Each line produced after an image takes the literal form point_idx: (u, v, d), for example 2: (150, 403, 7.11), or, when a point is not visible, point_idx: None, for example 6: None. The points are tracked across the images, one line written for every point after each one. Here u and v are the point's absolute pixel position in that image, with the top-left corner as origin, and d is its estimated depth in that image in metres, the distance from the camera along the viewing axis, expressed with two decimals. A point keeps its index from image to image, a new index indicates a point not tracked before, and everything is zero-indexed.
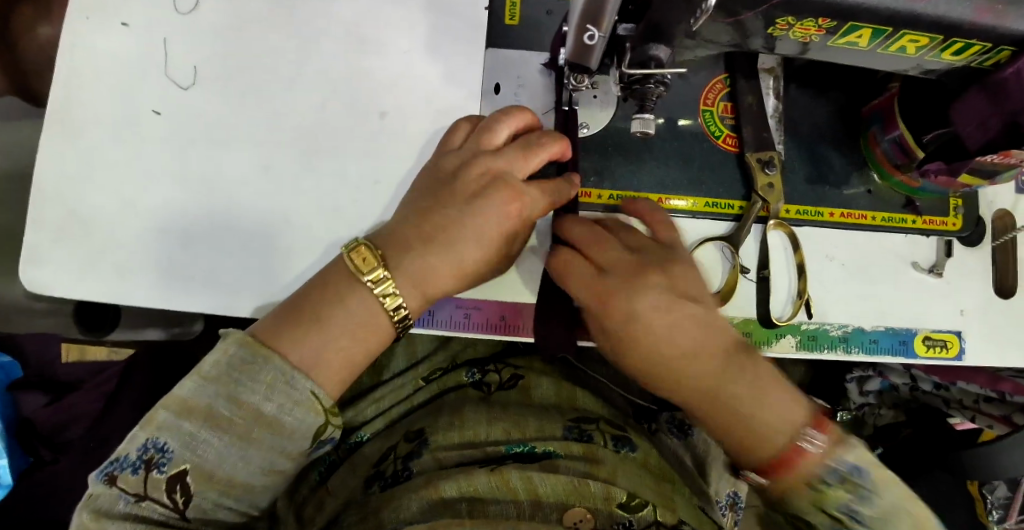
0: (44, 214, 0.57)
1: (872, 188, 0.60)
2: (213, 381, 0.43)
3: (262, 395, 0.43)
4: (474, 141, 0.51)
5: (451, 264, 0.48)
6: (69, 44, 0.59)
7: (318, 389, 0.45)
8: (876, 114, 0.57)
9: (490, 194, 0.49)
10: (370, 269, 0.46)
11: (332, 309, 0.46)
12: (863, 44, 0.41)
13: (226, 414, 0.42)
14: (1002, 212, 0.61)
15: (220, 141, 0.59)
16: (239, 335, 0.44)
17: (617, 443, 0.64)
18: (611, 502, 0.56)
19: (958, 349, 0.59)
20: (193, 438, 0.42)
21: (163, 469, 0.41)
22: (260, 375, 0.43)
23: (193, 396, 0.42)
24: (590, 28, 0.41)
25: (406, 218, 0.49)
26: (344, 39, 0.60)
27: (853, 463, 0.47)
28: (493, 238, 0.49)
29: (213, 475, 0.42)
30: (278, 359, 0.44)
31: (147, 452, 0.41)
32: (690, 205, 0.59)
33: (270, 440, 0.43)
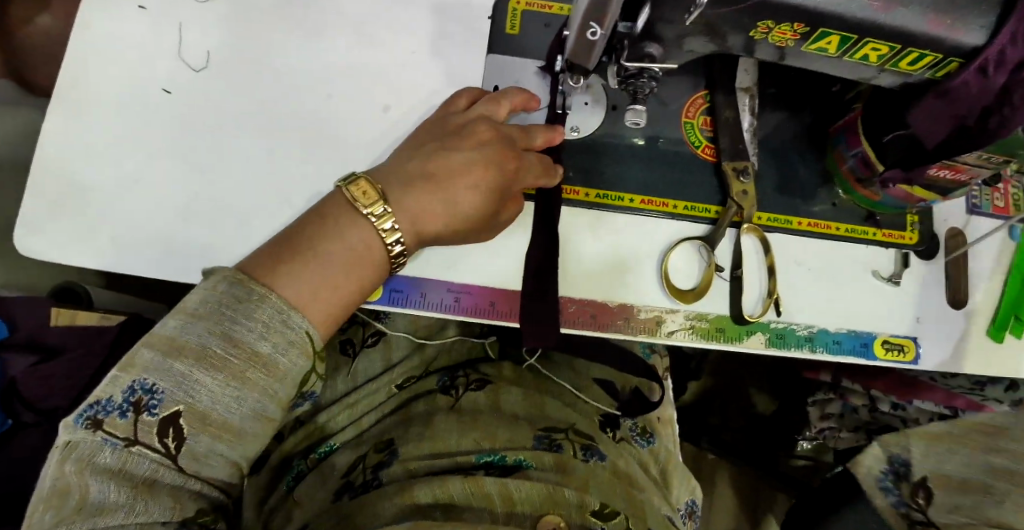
0: (44, 183, 0.59)
1: (837, 201, 0.65)
2: (205, 318, 0.44)
3: (256, 333, 0.45)
4: (484, 105, 0.58)
5: (446, 207, 0.53)
6: (86, 23, 0.61)
7: (312, 328, 0.47)
8: (842, 133, 0.62)
9: (494, 148, 0.55)
10: (370, 202, 0.50)
11: (331, 241, 0.49)
12: (832, 51, 0.46)
13: (220, 352, 0.44)
14: (954, 231, 0.66)
15: (227, 122, 0.61)
16: (229, 275, 0.46)
17: (588, 454, 0.66)
18: (585, 508, 0.57)
19: (914, 353, 0.63)
20: (186, 378, 0.43)
21: (154, 411, 0.42)
22: (255, 314, 0.45)
23: (183, 337, 0.43)
24: (593, 25, 0.45)
25: (412, 165, 0.54)
26: (352, 36, 0.64)
27: None
28: (489, 191, 0.54)
29: (205, 417, 0.43)
30: (274, 296, 0.46)
31: (135, 394, 0.42)
32: (670, 208, 0.63)
33: (263, 381, 0.45)
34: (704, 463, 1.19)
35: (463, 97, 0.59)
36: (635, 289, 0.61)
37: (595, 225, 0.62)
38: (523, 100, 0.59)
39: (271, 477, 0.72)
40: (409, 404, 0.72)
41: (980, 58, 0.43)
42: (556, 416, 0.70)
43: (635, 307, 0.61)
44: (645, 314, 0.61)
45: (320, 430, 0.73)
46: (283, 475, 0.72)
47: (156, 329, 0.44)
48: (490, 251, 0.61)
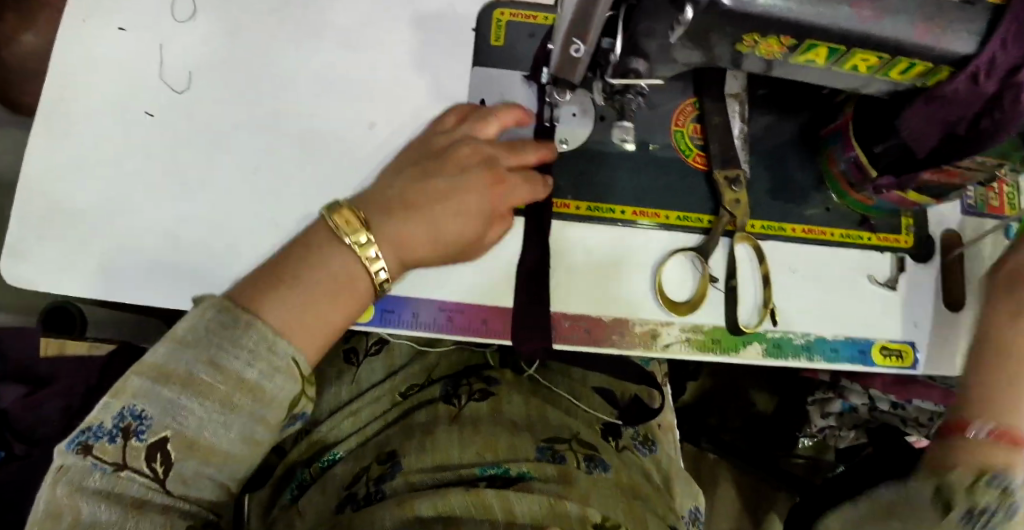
0: (26, 210, 0.57)
1: (831, 206, 0.64)
2: (192, 345, 0.43)
3: (243, 359, 0.44)
4: (472, 125, 0.57)
5: (430, 233, 0.52)
6: (65, 46, 0.60)
7: (298, 355, 0.46)
8: (835, 135, 0.61)
9: (476, 170, 0.55)
10: (353, 230, 0.49)
11: (314, 270, 0.48)
12: (820, 62, 0.45)
13: (206, 379, 0.43)
14: (949, 232, 0.66)
15: (210, 144, 0.60)
16: (215, 301, 0.45)
17: (590, 464, 0.64)
18: (587, 521, 0.55)
19: (912, 358, 0.63)
20: (174, 404, 0.42)
21: (142, 437, 0.41)
22: (241, 340, 0.44)
23: (170, 363, 0.42)
24: (576, 42, 0.44)
25: (396, 188, 0.53)
26: (335, 53, 0.63)
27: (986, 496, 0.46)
28: (473, 215, 0.54)
29: (194, 442, 0.42)
30: (260, 324, 0.45)
31: (124, 420, 0.41)
32: (661, 219, 0.62)
33: (251, 406, 0.44)
34: (704, 464, 1.18)
35: (451, 115, 0.59)
36: (628, 302, 0.60)
37: (586, 238, 0.61)
38: (518, 116, 0.59)
39: (273, 489, 0.71)
40: (410, 414, 0.71)
41: (972, 64, 0.42)
42: (558, 425, 0.69)
43: (630, 320, 0.60)
44: (639, 327, 0.60)
45: (317, 444, 0.71)
46: (286, 485, 0.70)
47: (145, 355, 0.43)
48: (481, 267, 0.60)
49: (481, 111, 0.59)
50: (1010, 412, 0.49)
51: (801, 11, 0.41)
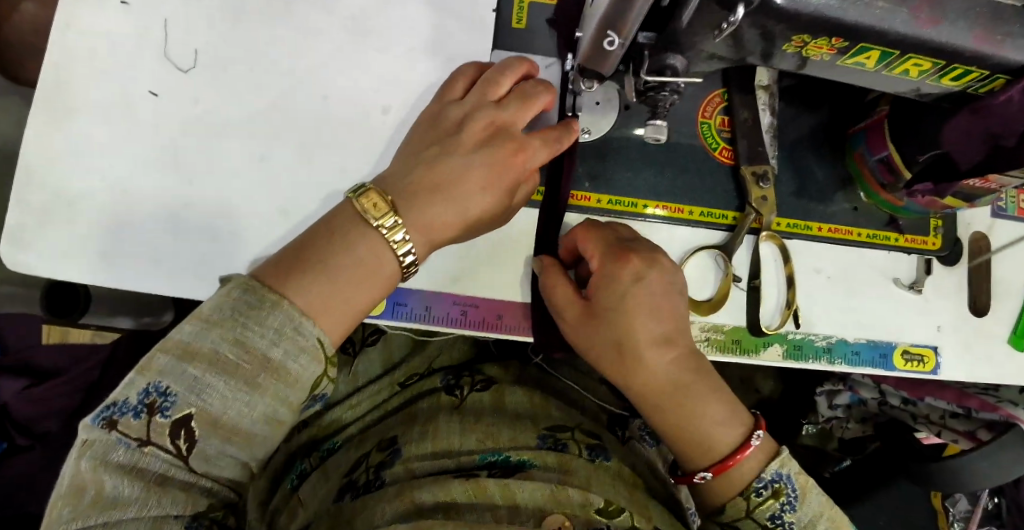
0: (28, 196, 0.55)
1: (858, 205, 0.62)
2: (217, 323, 0.42)
3: (269, 338, 0.42)
4: (479, 94, 0.54)
5: (454, 214, 0.50)
6: (62, 20, 0.57)
7: (324, 336, 0.45)
8: (861, 134, 0.60)
9: (494, 143, 0.51)
10: (381, 214, 0.47)
11: (339, 254, 0.46)
12: (869, 65, 0.43)
13: (231, 358, 0.41)
14: (978, 235, 0.64)
15: (218, 126, 0.58)
16: (242, 278, 0.44)
17: (592, 453, 0.61)
18: (589, 507, 0.53)
19: (934, 363, 0.61)
20: (199, 382, 0.41)
21: (167, 414, 0.40)
22: (267, 320, 0.43)
23: (196, 341, 0.41)
24: (610, 34, 0.42)
25: (415, 167, 0.51)
26: (348, 31, 0.60)
27: (777, 470, 0.51)
28: (496, 187, 0.52)
29: (217, 420, 0.41)
30: (287, 304, 0.43)
31: (150, 396, 0.40)
32: (685, 214, 0.60)
33: (274, 386, 0.42)
34: None
35: (459, 83, 0.56)
36: None
37: None
38: (526, 70, 0.56)
39: (272, 483, 0.70)
40: (413, 402, 0.69)
41: None
42: (560, 417, 0.67)
43: None
44: None
45: (326, 428, 0.71)
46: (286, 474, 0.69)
47: (172, 333, 0.42)
48: (498, 261, 0.59)
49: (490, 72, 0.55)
50: (711, 433, 0.52)
51: (856, 13, 0.38)
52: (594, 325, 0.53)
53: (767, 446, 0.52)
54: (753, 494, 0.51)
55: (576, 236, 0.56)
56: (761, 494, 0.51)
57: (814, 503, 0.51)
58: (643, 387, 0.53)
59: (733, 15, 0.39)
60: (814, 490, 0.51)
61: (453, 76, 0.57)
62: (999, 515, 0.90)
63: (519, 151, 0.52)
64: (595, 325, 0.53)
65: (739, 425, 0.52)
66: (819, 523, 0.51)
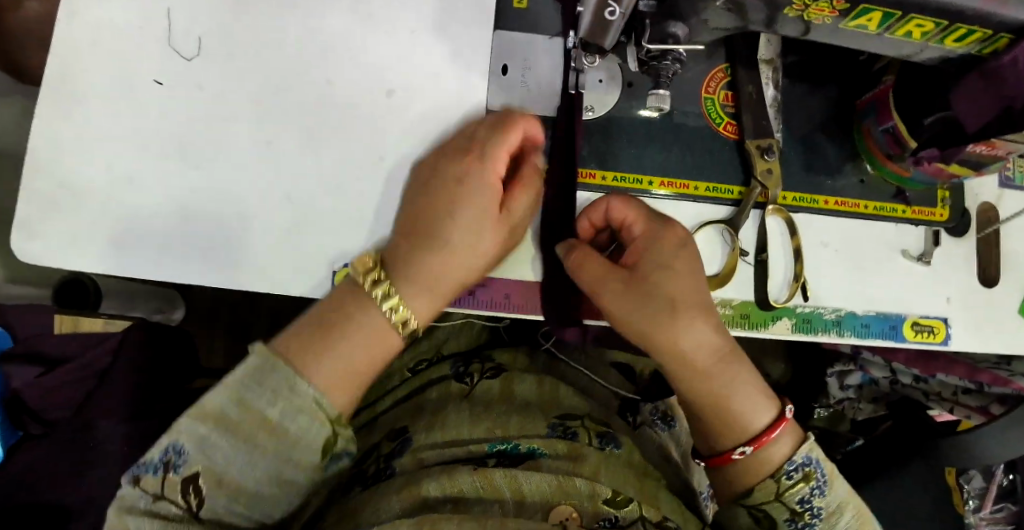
0: (37, 185, 0.56)
1: (865, 178, 0.62)
2: (223, 384, 0.45)
3: (266, 400, 0.45)
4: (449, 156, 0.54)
5: (444, 261, 0.51)
6: (67, 12, 0.58)
7: (322, 397, 0.46)
8: (871, 105, 0.59)
9: (476, 186, 0.51)
10: (373, 282, 0.49)
11: (337, 335, 0.48)
12: (872, 27, 0.43)
13: (234, 418, 0.44)
14: (986, 205, 0.64)
15: (224, 112, 0.58)
16: (257, 345, 0.46)
17: (602, 442, 0.61)
18: (596, 498, 0.53)
19: (944, 334, 0.61)
20: (206, 440, 0.44)
21: (179, 470, 0.44)
22: (267, 382, 0.45)
23: (208, 401, 0.45)
24: (611, 3, 0.42)
25: (404, 228, 0.53)
26: (349, 15, 0.60)
27: (807, 453, 0.52)
28: (485, 229, 0.52)
29: (221, 480, 0.45)
30: (283, 366, 0.45)
31: (166, 455, 0.44)
32: (691, 190, 0.60)
33: (274, 446, 0.45)
34: None
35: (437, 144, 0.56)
36: None
37: None
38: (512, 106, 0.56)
39: None
40: (423, 391, 0.69)
41: None
42: (570, 404, 0.66)
43: None
44: None
45: None
46: None
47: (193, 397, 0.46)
48: None
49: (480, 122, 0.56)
50: (748, 409, 0.53)
51: None
52: (639, 296, 0.51)
53: (795, 432, 0.54)
54: (784, 477, 0.52)
55: (609, 206, 0.55)
56: (792, 477, 0.52)
57: (841, 491, 0.53)
58: (677, 367, 0.53)
59: None
60: (841, 478, 0.53)
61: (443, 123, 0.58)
62: (1013, 492, 0.89)
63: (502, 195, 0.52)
64: (639, 296, 0.51)
65: (773, 401, 0.54)
66: (845, 510, 0.52)
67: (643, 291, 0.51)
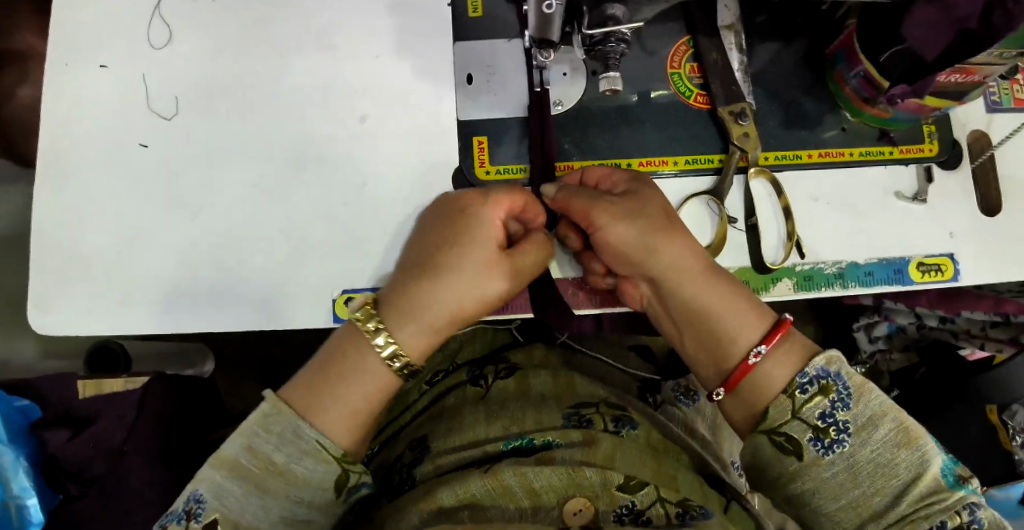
0: (43, 261, 0.59)
1: (847, 126, 0.62)
2: (237, 434, 0.47)
3: (273, 444, 0.47)
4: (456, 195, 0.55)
5: (450, 309, 0.51)
6: (51, 92, 0.61)
7: (324, 438, 0.47)
8: (839, 54, 0.59)
9: (468, 221, 0.53)
10: (367, 317, 0.51)
11: (345, 371, 0.49)
12: None
13: (246, 464, 0.47)
14: (977, 133, 0.63)
15: (208, 163, 0.60)
16: (265, 392, 0.48)
17: (617, 425, 0.62)
18: (610, 486, 0.54)
19: (953, 271, 0.60)
20: (221, 489, 0.46)
21: (199, 518, 0.46)
22: (274, 426, 0.47)
23: (223, 450, 0.47)
24: None
25: (404, 269, 0.53)
26: (312, 51, 0.62)
27: (822, 366, 0.48)
28: (497, 277, 0.52)
29: (239, 524, 0.46)
30: (289, 410, 0.47)
31: (187, 504, 0.46)
32: (671, 165, 0.60)
33: (286, 488, 0.47)
34: None
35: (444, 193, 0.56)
36: None
37: None
38: None
39: None
40: (442, 398, 0.70)
41: None
42: (585, 393, 0.67)
43: None
44: None
45: None
46: None
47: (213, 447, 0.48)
48: None
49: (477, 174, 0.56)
50: (746, 324, 0.51)
51: None
52: (629, 216, 0.52)
53: (803, 349, 0.50)
54: (797, 392, 0.48)
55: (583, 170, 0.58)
56: (807, 391, 0.48)
57: (873, 402, 0.47)
58: (664, 285, 0.53)
59: None
60: (871, 389, 0.47)
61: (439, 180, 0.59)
62: None
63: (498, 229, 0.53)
64: (631, 218, 0.52)
65: (773, 312, 0.52)
66: (879, 423, 0.46)
67: (630, 215, 0.53)
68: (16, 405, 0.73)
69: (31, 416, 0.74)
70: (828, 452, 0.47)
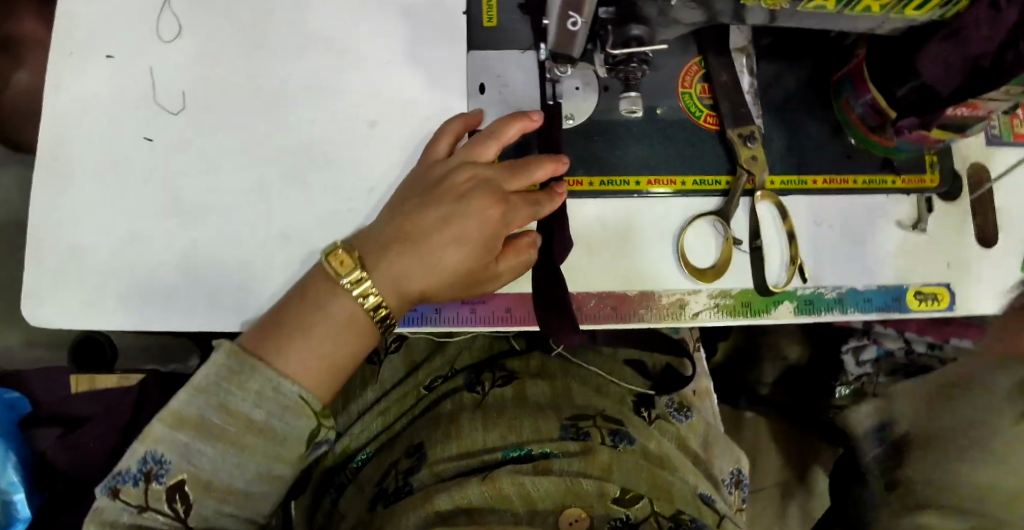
0: (43, 253, 0.58)
1: (851, 153, 0.62)
2: (206, 392, 0.45)
3: (251, 402, 0.46)
4: (466, 150, 0.56)
5: (425, 265, 0.51)
6: (54, 81, 0.60)
7: (306, 393, 0.48)
8: (847, 79, 0.59)
9: (473, 195, 0.53)
10: (347, 271, 0.50)
11: (313, 316, 0.49)
12: (830, 7, 0.44)
13: (217, 423, 0.45)
14: (976, 165, 0.64)
15: (213, 160, 0.60)
16: (226, 346, 0.47)
17: (615, 440, 0.62)
18: (606, 497, 0.55)
19: (948, 300, 0.61)
20: (189, 448, 0.45)
21: (162, 479, 0.44)
22: (248, 384, 0.46)
23: (183, 408, 0.45)
24: (572, 15, 0.42)
25: (391, 226, 0.53)
26: (323, 52, 0.62)
27: None
28: (473, 241, 0.53)
29: (209, 483, 0.45)
30: (265, 366, 0.47)
31: (147, 465, 0.44)
32: (676, 186, 0.61)
33: (262, 446, 0.46)
34: (746, 426, 1.18)
35: (444, 139, 0.58)
36: (651, 276, 0.60)
37: (604, 218, 0.60)
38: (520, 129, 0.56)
39: (314, 495, 0.71)
40: (438, 404, 0.69)
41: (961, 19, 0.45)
42: (582, 403, 0.67)
43: (656, 294, 0.60)
44: (666, 299, 0.60)
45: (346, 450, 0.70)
46: (325, 489, 0.70)
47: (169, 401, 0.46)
48: None
49: (491, 151, 0.56)
50: None
51: None
52: None
53: None
54: None
55: None
56: None
57: None
58: None
59: None
60: None
61: (440, 130, 0.59)
62: None
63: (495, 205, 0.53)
64: None
65: None
66: None
67: None
68: (6, 397, 0.73)
69: (19, 409, 0.73)
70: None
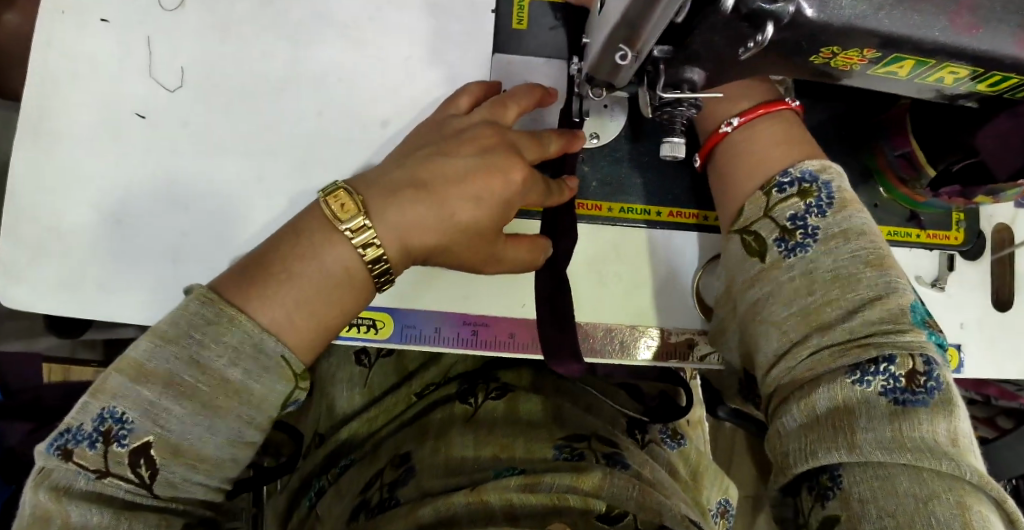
0: (19, 229, 0.53)
1: (878, 202, 0.60)
2: (173, 341, 0.39)
3: (226, 360, 0.40)
4: (489, 109, 0.51)
5: (436, 215, 0.46)
6: (42, 39, 0.55)
7: (288, 353, 0.42)
8: (884, 126, 0.57)
9: (495, 153, 0.48)
10: (350, 217, 0.44)
11: (306, 263, 0.43)
12: (902, 74, 0.39)
13: (188, 380, 0.39)
14: (1001, 226, 0.62)
15: (211, 146, 0.55)
16: (198, 290, 0.41)
17: (610, 461, 0.59)
18: (590, 513, 0.53)
19: (958, 361, 0.60)
20: (154, 406, 0.38)
21: (124, 442, 0.38)
22: (225, 338, 0.40)
23: (150, 361, 0.39)
24: (622, 48, 0.38)
25: (403, 174, 0.47)
26: (339, 40, 0.57)
27: (861, 378, 0.39)
28: (487, 200, 0.47)
29: (180, 450, 0.39)
30: (246, 319, 0.41)
31: (104, 423, 0.38)
32: (699, 221, 0.59)
33: (238, 409, 0.40)
34: (721, 435, 1.18)
35: (464, 98, 0.53)
36: (663, 311, 0.58)
37: (620, 245, 0.58)
38: (538, 97, 0.54)
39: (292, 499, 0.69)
40: (427, 414, 0.67)
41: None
42: (575, 424, 0.65)
43: (666, 330, 0.58)
44: (676, 337, 0.58)
45: (331, 449, 0.70)
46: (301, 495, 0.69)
47: (128, 350, 0.40)
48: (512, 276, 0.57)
49: (513, 111, 0.52)
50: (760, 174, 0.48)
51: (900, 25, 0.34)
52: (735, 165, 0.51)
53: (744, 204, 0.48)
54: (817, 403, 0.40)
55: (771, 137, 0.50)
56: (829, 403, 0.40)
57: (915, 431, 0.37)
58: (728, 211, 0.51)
59: (763, 33, 0.35)
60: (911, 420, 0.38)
61: (461, 88, 0.54)
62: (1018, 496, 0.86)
63: (515, 161, 0.48)
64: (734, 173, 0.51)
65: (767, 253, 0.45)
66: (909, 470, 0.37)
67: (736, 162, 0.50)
68: None
69: None
70: (789, 254, 0.44)
